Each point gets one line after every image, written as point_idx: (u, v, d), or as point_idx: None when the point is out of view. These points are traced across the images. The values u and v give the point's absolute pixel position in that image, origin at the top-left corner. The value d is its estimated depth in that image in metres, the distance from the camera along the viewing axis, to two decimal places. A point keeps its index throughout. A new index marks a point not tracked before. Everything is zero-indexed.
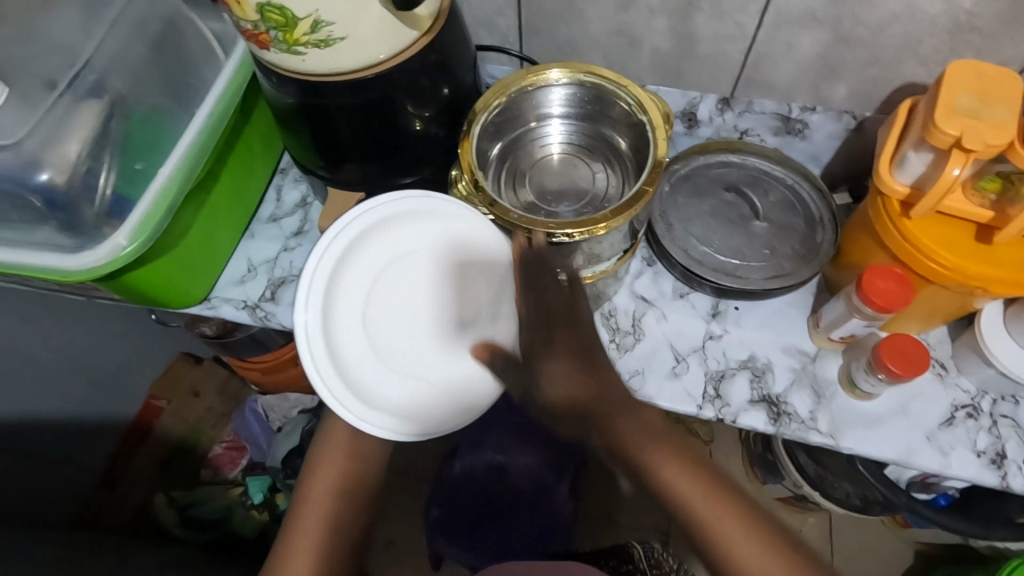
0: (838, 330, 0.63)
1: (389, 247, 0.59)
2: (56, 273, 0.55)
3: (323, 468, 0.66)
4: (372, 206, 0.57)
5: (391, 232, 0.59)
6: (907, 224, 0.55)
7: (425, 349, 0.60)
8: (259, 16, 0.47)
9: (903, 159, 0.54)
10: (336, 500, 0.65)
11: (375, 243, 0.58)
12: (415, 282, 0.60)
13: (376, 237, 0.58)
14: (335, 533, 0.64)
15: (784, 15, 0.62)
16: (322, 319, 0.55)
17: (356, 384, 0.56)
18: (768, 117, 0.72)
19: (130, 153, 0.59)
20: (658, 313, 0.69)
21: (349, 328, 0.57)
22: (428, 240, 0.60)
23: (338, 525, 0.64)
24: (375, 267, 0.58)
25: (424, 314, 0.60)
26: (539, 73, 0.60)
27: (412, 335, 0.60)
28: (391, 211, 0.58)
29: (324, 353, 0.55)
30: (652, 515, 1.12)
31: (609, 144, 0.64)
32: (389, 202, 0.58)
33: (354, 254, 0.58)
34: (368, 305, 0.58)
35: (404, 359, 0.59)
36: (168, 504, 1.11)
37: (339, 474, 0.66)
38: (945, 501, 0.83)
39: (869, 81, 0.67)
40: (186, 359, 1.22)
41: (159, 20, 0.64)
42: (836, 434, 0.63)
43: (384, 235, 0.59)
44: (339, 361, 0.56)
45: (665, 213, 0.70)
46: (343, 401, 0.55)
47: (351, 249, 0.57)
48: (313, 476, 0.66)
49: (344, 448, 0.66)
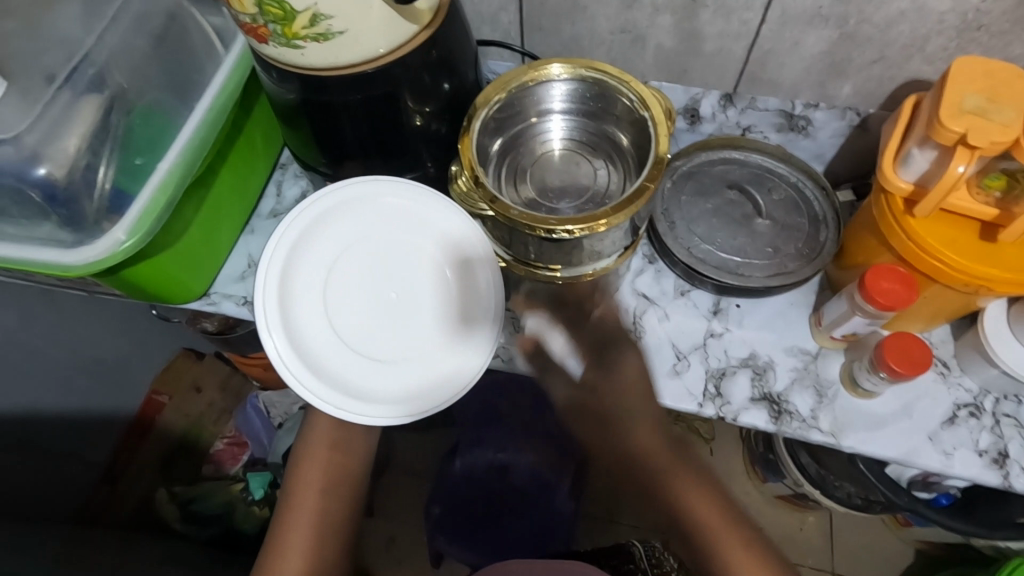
0: (840, 328, 0.62)
1: (336, 241, 0.61)
2: (55, 269, 0.55)
3: (306, 464, 0.65)
4: (306, 207, 0.60)
5: (336, 227, 0.61)
6: (911, 223, 0.55)
7: (403, 329, 0.60)
8: (257, 10, 0.47)
9: (907, 156, 0.54)
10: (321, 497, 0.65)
11: (320, 243, 0.60)
12: (371, 267, 0.61)
13: (321, 236, 0.60)
14: (324, 528, 0.64)
15: (789, 12, 0.61)
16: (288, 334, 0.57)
17: (338, 381, 0.57)
18: (771, 114, 0.72)
19: (130, 149, 0.59)
20: (660, 311, 0.69)
21: (311, 327, 0.58)
22: (377, 227, 0.62)
23: (328, 519, 0.65)
24: (325, 265, 0.60)
25: (389, 295, 0.61)
26: (540, 69, 0.60)
27: (384, 319, 0.60)
28: (328, 207, 0.60)
29: (299, 363, 0.56)
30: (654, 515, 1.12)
31: (610, 140, 0.64)
32: (321, 199, 0.60)
33: (300, 261, 0.59)
34: (330, 305, 0.60)
35: (384, 345, 0.60)
36: (170, 499, 1.12)
37: (325, 471, 0.65)
38: (947, 500, 0.82)
39: (874, 79, 0.66)
40: (188, 355, 1.22)
41: (160, 16, 0.63)
42: (837, 433, 0.62)
43: (327, 232, 0.61)
44: (316, 365, 0.57)
45: (668, 211, 0.69)
46: (333, 401, 0.56)
47: (300, 254, 0.59)
48: (300, 473, 0.65)
49: (324, 445, 0.65)
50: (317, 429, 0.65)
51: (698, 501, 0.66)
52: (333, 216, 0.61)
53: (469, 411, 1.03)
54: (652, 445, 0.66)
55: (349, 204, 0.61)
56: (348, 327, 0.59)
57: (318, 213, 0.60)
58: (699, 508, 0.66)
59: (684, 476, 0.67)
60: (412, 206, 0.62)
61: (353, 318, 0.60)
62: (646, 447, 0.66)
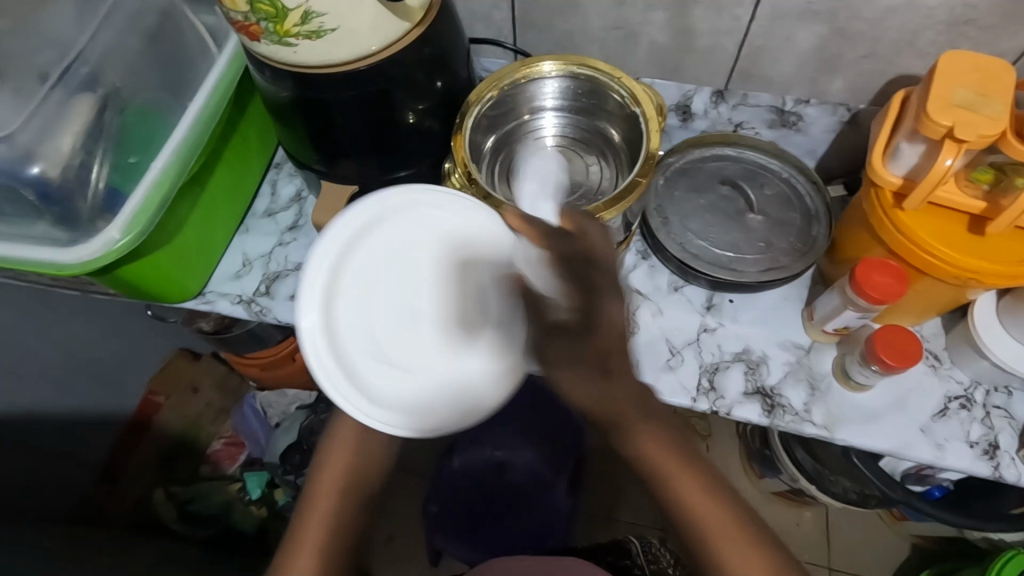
0: (832, 322, 0.63)
1: (394, 241, 0.57)
2: (49, 268, 0.55)
3: (331, 466, 0.66)
4: (370, 201, 0.57)
5: (396, 225, 0.57)
6: (901, 216, 0.55)
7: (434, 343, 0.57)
8: (249, 8, 0.47)
9: (897, 150, 0.54)
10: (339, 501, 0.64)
11: (377, 241, 0.57)
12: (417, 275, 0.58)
13: (381, 233, 0.57)
14: (340, 532, 0.63)
15: (780, 8, 0.61)
16: (324, 318, 0.53)
17: (359, 379, 0.54)
18: (763, 110, 0.72)
19: (124, 148, 0.59)
20: (654, 307, 0.69)
21: (347, 319, 0.55)
22: (434, 235, 0.58)
23: (342, 520, 0.64)
24: (374, 262, 0.57)
25: (431, 309, 0.57)
26: (532, 66, 0.61)
27: (418, 330, 0.57)
28: (391, 206, 0.57)
29: (326, 352, 0.53)
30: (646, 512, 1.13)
31: (603, 136, 0.64)
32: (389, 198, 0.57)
33: (352, 249, 0.56)
34: (371, 299, 0.56)
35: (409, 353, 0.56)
36: (168, 499, 1.11)
37: (346, 472, 0.66)
38: (939, 493, 0.83)
39: (865, 74, 0.67)
40: (185, 355, 1.20)
41: (153, 15, 0.64)
42: (830, 426, 0.63)
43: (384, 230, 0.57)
44: (342, 358, 0.54)
45: (661, 207, 0.70)
46: (349, 399, 0.53)
47: (355, 245, 0.56)
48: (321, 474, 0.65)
49: (351, 446, 0.67)
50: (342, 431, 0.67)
51: (696, 502, 0.49)
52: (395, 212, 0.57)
53: None
54: (658, 445, 0.48)
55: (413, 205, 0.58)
56: (381, 329, 0.56)
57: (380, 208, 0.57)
58: (700, 508, 0.49)
59: (689, 476, 0.49)
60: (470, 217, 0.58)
61: (387, 321, 0.57)
62: (648, 444, 0.48)
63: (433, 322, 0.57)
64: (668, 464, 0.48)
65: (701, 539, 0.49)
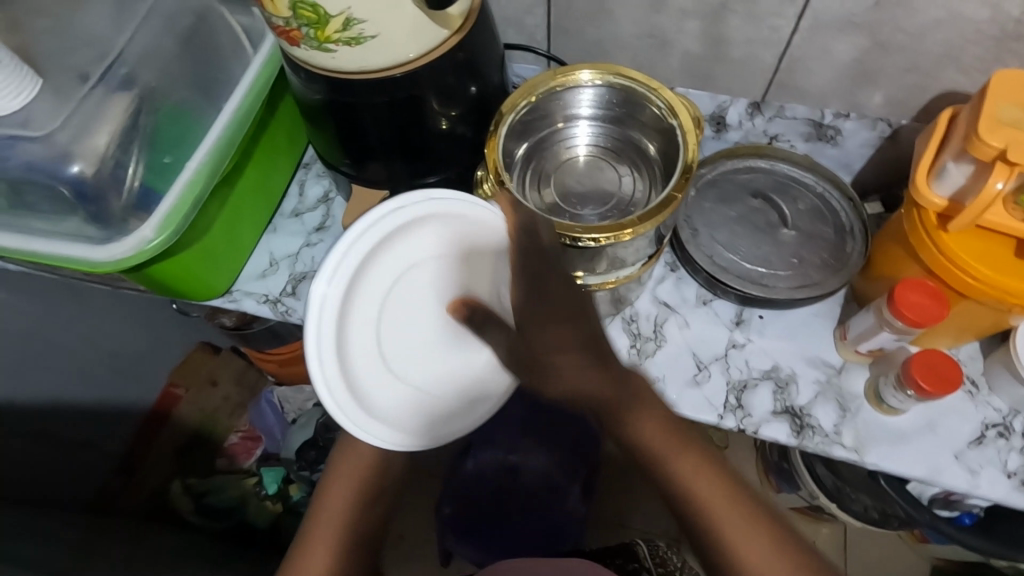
0: (866, 343, 0.61)
1: (433, 248, 0.56)
2: (83, 265, 0.56)
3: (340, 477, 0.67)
4: (400, 207, 0.52)
5: (415, 234, 0.54)
6: (944, 238, 0.54)
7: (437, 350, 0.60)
8: (292, 13, 0.47)
9: (942, 170, 0.52)
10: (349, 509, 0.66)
11: (397, 247, 0.54)
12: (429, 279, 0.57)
13: (401, 240, 0.54)
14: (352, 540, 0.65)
15: (821, 20, 0.60)
16: (330, 309, 0.50)
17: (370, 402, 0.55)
18: (799, 122, 0.71)
19: (159, 147, 0.59)
20: (681, 320, 0.68)
21: (354, 340, 0.53)
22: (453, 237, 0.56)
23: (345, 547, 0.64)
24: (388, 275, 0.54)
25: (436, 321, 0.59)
26: (568, 74, 0.59)
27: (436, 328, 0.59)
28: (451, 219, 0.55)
29: (334, 354, 0.51)
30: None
31: (636, 147, 0.63)
32: (429, 199, 0.53)
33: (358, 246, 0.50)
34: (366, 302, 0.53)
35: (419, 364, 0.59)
36: (184, 491, 1.14)
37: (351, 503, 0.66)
38: (970, 519, 0.79)
39: (905, 89, 0.65)
40: (206, 350, 1.22)
41: (190, 15, 0.64)
42: (860, 449, 0.61)
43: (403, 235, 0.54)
44: (348, 366, 0.53)
45: (691, 219, 0.69)
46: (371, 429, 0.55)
47: (377, 248, 0.52)
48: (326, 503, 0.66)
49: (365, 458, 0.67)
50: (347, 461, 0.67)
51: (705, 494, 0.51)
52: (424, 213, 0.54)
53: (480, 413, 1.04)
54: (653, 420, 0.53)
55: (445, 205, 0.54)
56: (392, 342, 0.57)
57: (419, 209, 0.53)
58: (715, 502, 0.51)
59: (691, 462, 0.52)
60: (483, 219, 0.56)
61: (392, 328, 0.57)
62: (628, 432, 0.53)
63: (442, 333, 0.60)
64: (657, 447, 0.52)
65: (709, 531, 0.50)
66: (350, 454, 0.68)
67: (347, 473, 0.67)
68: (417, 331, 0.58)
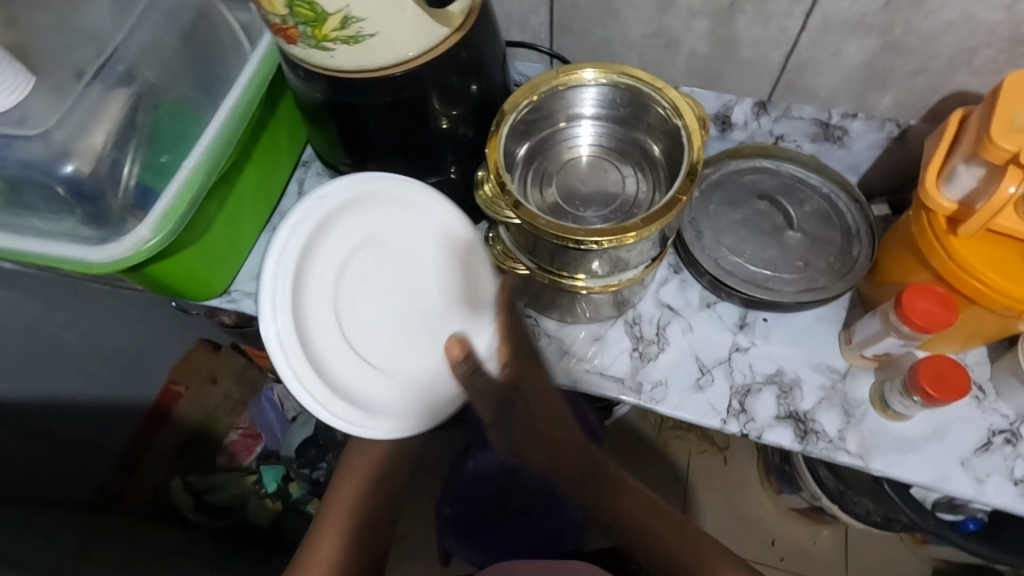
0: (871, 348, 0.61)
1: (362, 237, 0.61)
2: (78, 265, 0.55)
3: (347, 484, 0.67)
4: (317, 199, 0.57)
5: (336, 232, 0.59)
6: (953, 243, 0.53)
7: (411, 333, 0.62)
8: (288, 12, 0.46)
9: (952, 173, 0.51)
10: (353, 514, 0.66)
11: (325, 247, 0.59)
12: (373, 268, 0.61)
13: (324, 244, 0.58)
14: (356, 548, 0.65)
15: (831, 20, 0.59)
16: (285, 331, 0.55)
17: (354, 398, 0.58)
18: (805, 123, 0.70)
19: (156, 145, 0.58)
20: (684, 323, 0.67)
21: (320, 347, 0.57)
22: (380, 223, 0.61)
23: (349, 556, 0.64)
24: (329, 275, 0.59)
25: (393, 307, 0.62)
26: (571, 73, 0.58)
27: (399, 313, 0.62)
28: (367, 201, 0.60)
29: (302, 369, 0.55)
30: (672, 497, 1.19)
31: (640, 148, 0.62)
32: (340, 192, 0.58)
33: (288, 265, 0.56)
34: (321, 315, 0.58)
35: (392, 352, 0.61)
36: (184, 488, 1.13)
37: (354, 512, 0.66)
38: (975, 525, 0.78)
39: (916, 90, 0.64)
40: (205, 347, 1.22)
41: (188, 10, 0.63)
42: (865, 455, 0.61)
43: (328, 236, 0.58)
44: (321, 375, 0.56)
45: (695, 220, 0.68)
46: (367, 422, 0.57)
47: (303, 257, 0.57)
48: (331, 511, 0.66)
49: (368, 465, 0.67)
50: (353, 468, 0.67)
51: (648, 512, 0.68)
52: (338, 210, 0.59)
53: None
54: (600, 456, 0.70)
55: (361, 198, 0.60)
56: (360, 339, 0.60)
57: (334, 204, 0.58)
58: (658, 517, 0.68)
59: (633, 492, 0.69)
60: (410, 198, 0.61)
61: (355, 327, 0.60)
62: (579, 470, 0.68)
63: (406, 316, 0.62)
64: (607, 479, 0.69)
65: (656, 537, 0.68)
66: (354, 458, 0.68)
67: (351, 479, 0.67)
68: (381, 324, 0.61)
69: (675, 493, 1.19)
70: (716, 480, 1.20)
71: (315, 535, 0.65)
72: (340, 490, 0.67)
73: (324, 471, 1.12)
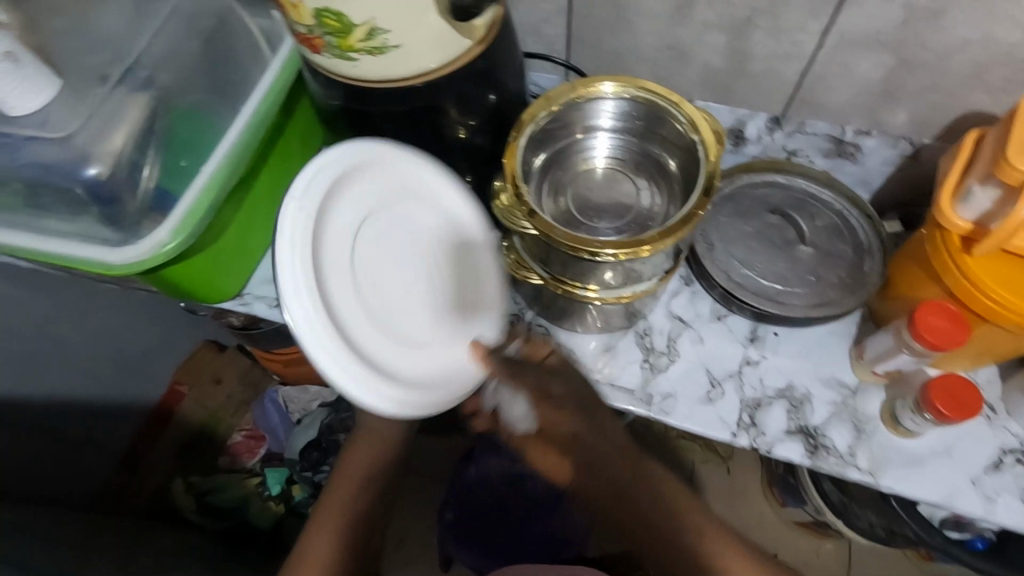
0: (883, 364, 0.61)
1: (360, 206, 0.56)
2: (97, 266, 0.55)
3: (358, 450, 0.70)
4: (324, 159, 0.51)
5: (340, 197, 0.53)
6: (967, 261, 0.53)
7: (417, 309, 0.60)
8: (315, 21, 0.46)
9: (967, 193, 0.52)
10: (360, 486, 0.68)
11: (331, 214, 0.53)
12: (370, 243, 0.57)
13: (331, 211, 0.52)
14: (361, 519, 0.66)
15: (846, 36, 0.59)
16: (312, 297, 0.47)
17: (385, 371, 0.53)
18: (819, 138, 0.70)
19: (175, 149, 0.59)
20: (695, 335, 0.68)
21: (343, 318, 0.51)
22: (381, 196, 0.58)
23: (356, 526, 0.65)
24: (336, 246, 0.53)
25: (399, 283, 0.59)
26: (590, 86, 0.59)
27: (406, 295, 0.59)
28: (370, 165, 0.55)
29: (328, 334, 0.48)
30: None
31: (656, 162, 0.63)
32: (348, 155, 0.53)
33: (322, 188, 0.51)
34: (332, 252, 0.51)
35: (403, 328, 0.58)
36: (186, 490, 1.14)
37: (362, 482, 0.68)
38: (982, 543, 0.79)
39: (930, 108, 0.64)
40: (211, 347, 1.22)
41: (211, 17, 0.64)
42: (875, 472, 0.61)
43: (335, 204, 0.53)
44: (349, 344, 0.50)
45: (707, 233, 0.68)
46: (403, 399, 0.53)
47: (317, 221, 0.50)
48: (340, 478, 0.68)
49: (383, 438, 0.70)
50: (365, 436, 0.70)
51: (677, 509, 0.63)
52: (341, 171, 0.53)
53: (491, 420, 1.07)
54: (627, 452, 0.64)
55: (372, 156, 0.55)
56: (372, 311, 0.55)
57: (345, 161, 0.53)
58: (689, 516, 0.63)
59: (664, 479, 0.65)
60: (411, 174, 0.58)
61: (365, 300, 0.55)
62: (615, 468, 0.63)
63: (416, 294, 0.60)
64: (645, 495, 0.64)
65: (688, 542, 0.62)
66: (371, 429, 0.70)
67: (365, 447, 0.70)
68: (390, 299, 0.58)
69: None
70: (719, 491, 1.20)
71: (323, 503, 0.66)
72: (348, 459, 0.69)
73: (326, 475, 1.12)
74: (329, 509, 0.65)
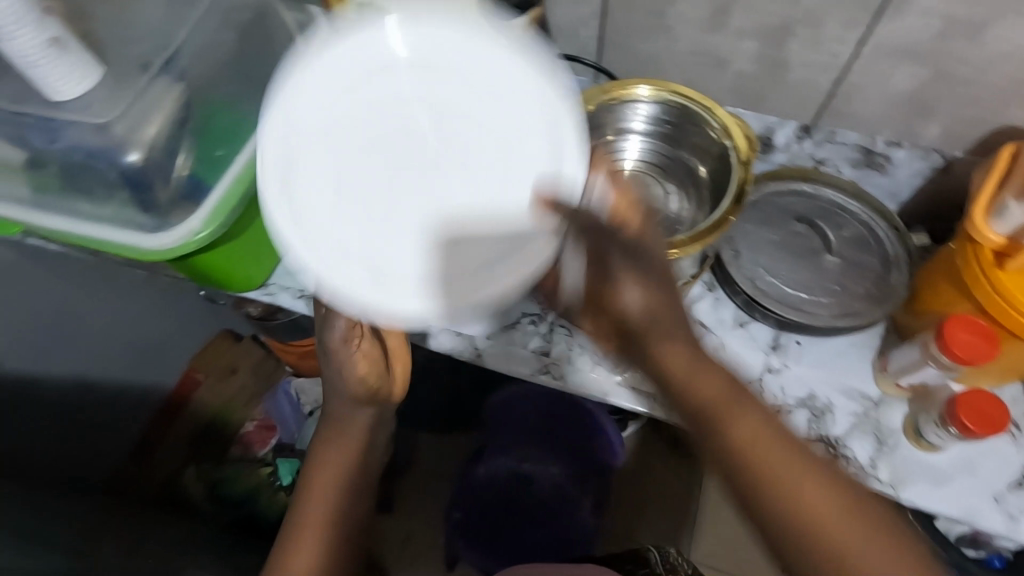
0: (908, 377, 0.61)
1: (371, 77, 0.47)
2: (131, 251, 0.58)
3: (333, 446, 0.66)
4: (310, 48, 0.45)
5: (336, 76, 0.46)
6: (1000, 276, 0.52)
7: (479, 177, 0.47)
8: (360, 16, 0.47)
9: (1003, 208, 0.52)
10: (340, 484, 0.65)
11: (321, 104, 0.47)
12: (393, 108, 0.48)
13: (323, 100, 0.47)
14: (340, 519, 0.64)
15: (885, 47, 0.59)
16: (299, 218, 0.46)
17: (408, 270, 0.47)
18: (848, 148, 0.70)
19: (210, 139, 0.60)
20: (718, 340, 0.67)
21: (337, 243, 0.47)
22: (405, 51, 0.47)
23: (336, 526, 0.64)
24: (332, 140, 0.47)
25: (441, 150, 0.48)
26: (625, 88, 0.59)
27: (449, 166, 0.47)
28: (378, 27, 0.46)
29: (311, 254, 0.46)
30: (682, 515, 1.18)
31: (686, 168, 0.63)
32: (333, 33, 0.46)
33: (355, 56, 0.46)
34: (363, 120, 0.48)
35: (447, 202, 0.47)
36: (197, 478, 1.15)
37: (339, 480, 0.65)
38: (1000, 562, 0.80)
39: (964, 121, 0.64)
40: (227, 337, 1.23)
41: (249, 11, 0.63)
42: (897, 485, 0.60)
43: (326, 94, 0.47)
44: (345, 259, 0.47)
45: (732, 239, 0.68)
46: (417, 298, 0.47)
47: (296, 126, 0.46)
48: (315, 478, 0.65)
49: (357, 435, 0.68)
50: (339, 432, 0.67)
51: (802, 490, 0.43)
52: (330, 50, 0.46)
53: (507, 419, 1.11)
54: (712, 382, 0.47)
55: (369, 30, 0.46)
56: (392, 203, 0.48)
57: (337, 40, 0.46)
58: (810, 499, 0.42)
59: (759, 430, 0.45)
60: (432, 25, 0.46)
61: (383, 190, 0.48)
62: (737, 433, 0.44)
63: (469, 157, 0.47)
64: (783, 484, 0.43)
65: (809, 527, 0.42)
66: (344, 423, 0.67)
67: (341, 444, 0.67)
68: (426, 173, 0.47)
69: (686, 510, 1.19)
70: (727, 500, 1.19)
71: (301, 504, 0.64)
72: (323, 456, 0.66)
73: None
74: (307, 511, 0.63)
